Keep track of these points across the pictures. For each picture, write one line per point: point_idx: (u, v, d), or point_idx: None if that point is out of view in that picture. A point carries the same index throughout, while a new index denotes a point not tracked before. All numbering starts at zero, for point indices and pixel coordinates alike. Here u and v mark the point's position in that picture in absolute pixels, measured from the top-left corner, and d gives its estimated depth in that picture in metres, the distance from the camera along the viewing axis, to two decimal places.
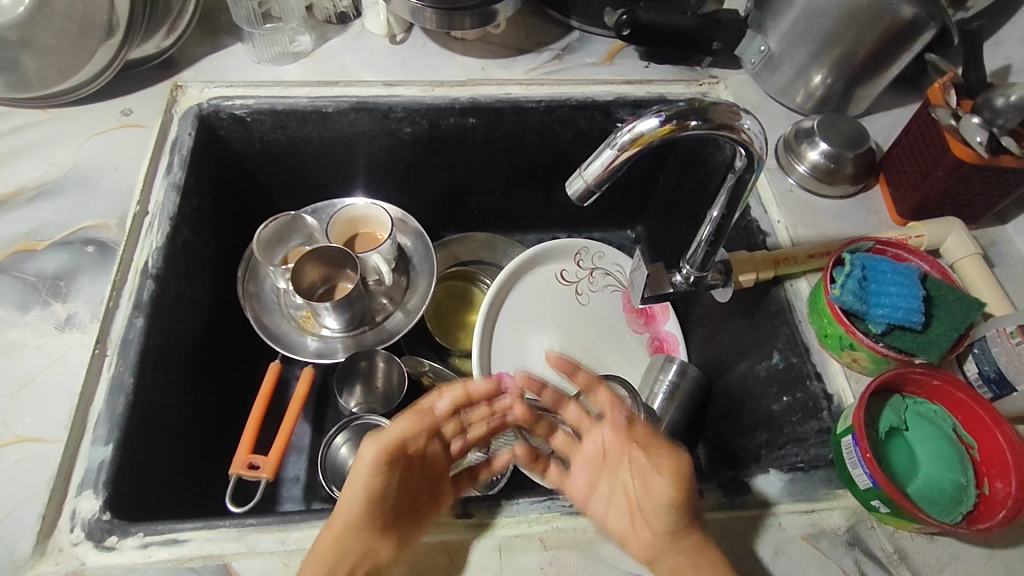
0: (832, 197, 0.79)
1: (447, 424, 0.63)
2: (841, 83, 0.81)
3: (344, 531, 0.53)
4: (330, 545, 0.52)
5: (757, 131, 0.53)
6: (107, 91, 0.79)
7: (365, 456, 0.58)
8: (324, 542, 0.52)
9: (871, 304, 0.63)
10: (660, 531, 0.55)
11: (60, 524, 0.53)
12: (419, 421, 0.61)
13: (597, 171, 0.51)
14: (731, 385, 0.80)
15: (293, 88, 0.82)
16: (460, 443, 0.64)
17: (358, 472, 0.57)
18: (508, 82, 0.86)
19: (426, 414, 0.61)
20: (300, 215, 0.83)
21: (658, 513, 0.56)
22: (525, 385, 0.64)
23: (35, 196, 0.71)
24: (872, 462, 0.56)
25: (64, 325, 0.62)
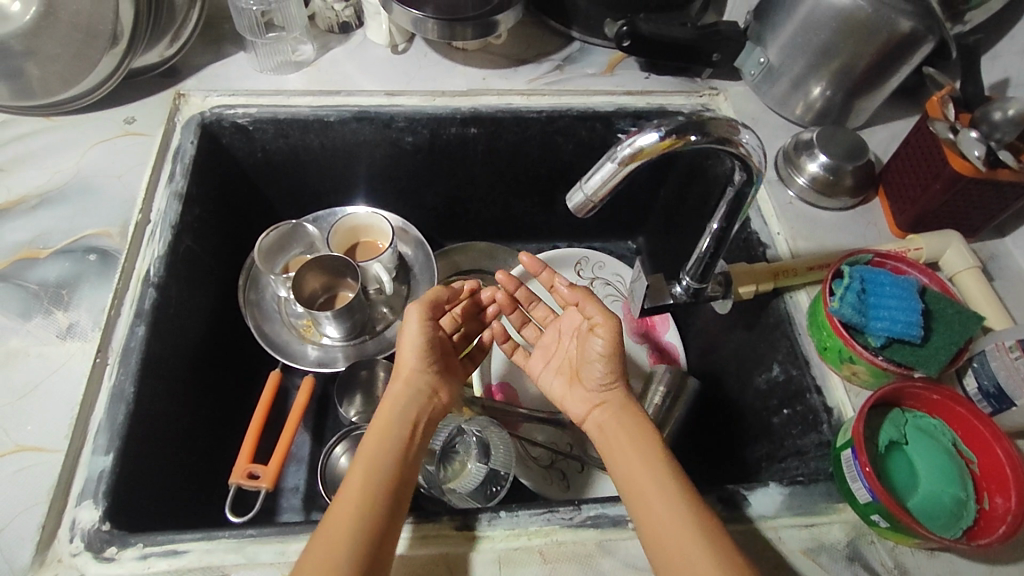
0: (832, 210, 0.79)
1: (455, 307, 0.75)
2: (840, 96, 0.81)
3: (408, 393, 0.66)
4: (392, 415, 0.63)
5: (755, 145, 0.53)
6: (110, 99, 0.80)
7: (409, 319, 0.68)
8: (387, 409, 0.64)
9: (870, 316, 0.63)
10: (595, 401, 0.67)
11: (60, 533, 0.53)
12: (436, 297, 0.71)
13: (598, 184, 0.52)
14: (731, 397, 0.81)
15: (295, 98, 0.82)
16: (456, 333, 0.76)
17: (408, 331, 0.68)
18: (509, 93, 0.86)
19: (439, 292, 0.71)
20: (301, 223, 0.84)
21: (592, 369, 0.67)
22: (504, 283, 0.78)
23: (38, 204, 0.71)
24: (873, 476, 0.56)
25: (66, 334, 0.62)
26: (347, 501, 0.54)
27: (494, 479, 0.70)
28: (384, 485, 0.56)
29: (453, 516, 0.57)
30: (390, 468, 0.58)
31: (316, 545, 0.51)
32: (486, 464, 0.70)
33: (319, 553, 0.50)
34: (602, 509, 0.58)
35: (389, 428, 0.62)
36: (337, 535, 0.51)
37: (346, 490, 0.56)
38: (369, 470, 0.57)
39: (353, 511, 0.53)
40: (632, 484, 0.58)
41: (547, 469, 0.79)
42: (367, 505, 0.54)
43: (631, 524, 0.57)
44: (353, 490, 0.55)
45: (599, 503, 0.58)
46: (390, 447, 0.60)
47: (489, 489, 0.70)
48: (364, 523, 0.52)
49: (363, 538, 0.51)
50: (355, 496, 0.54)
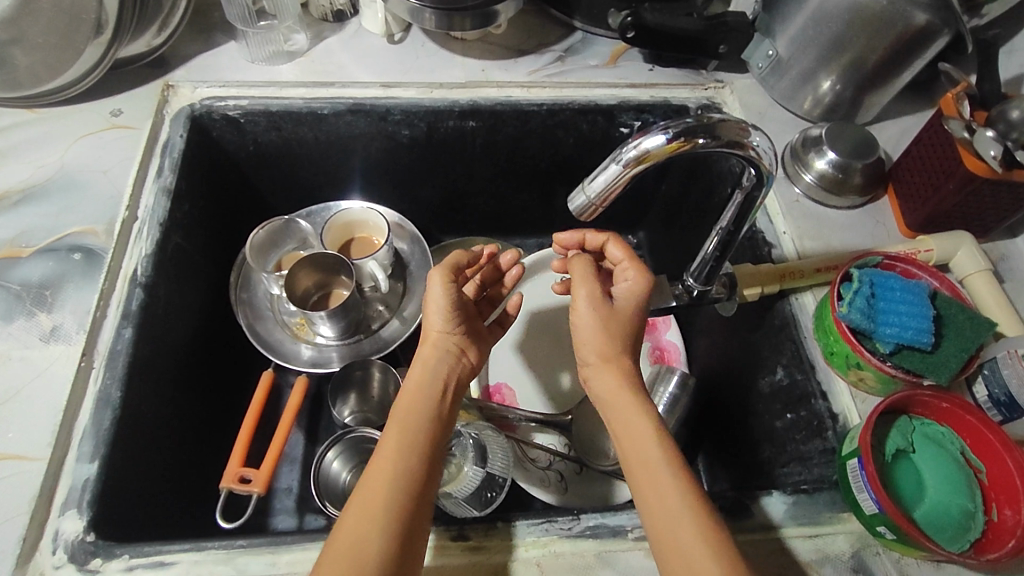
0: (840, 208, 0.77)
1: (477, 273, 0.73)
2: (850, 91, 0.79)
3: (435, 355, 0.62)
4: (422, 378, 0.60)
5: (766, 147, 0.51)
6: (95, 90, 0.77)
7: (433, 283, 0.64)
8: (417, 372, 0.61)
9: (879, 322, 0.61)
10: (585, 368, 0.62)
11: (43, 545, 0.51)
12: (454, 260, 0.67)
13: (601, 187, 0.50)
14: (733, 399, 0.79)
15: (288, 89, 0.80)
16: (477, 296, 0.73)
17: (433, 291, 0.64)
18: (509, 85, 0.84)
19: (453, 256, 0.67)
20: (294, 218, 0.81)
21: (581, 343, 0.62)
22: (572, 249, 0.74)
23: (20, 200, 0.69)
24: (879, 487, 0.54)
25: (49, 336, 0.60)
26: (377, 476, 0.53)
27: (490, 484, 0.68)
28: (416, 461, 0.54)
29: (448, 526, 0.55)
30: (422, 438, 0.56)
31: (348, 523, 0.50)
32: (482, 469, 0.69)
33: (352, 533, 0.49)
34: (602, 520, 0.57)
35: (420, 394, 0.59)
36: (367, 511, 0.50)
37: (376, 464, 0.54)
38: (402, 440, 0.55)
39: (383, 489, 0.52)
40: (620, 430, 0.56)
41: (545, 471, 0.77)
42: (398, 481, 0.52)
43: (630, 535, 0.56)
44: (383, 464, 0.53)
45: (598, 513, 0.57)
46: (421, 414, 0.58)
47: (485, 495, 0.68)
48: (395, 501, 0.51)
49: (395, 518, 0.50)
50: (388, 471, 0.53)
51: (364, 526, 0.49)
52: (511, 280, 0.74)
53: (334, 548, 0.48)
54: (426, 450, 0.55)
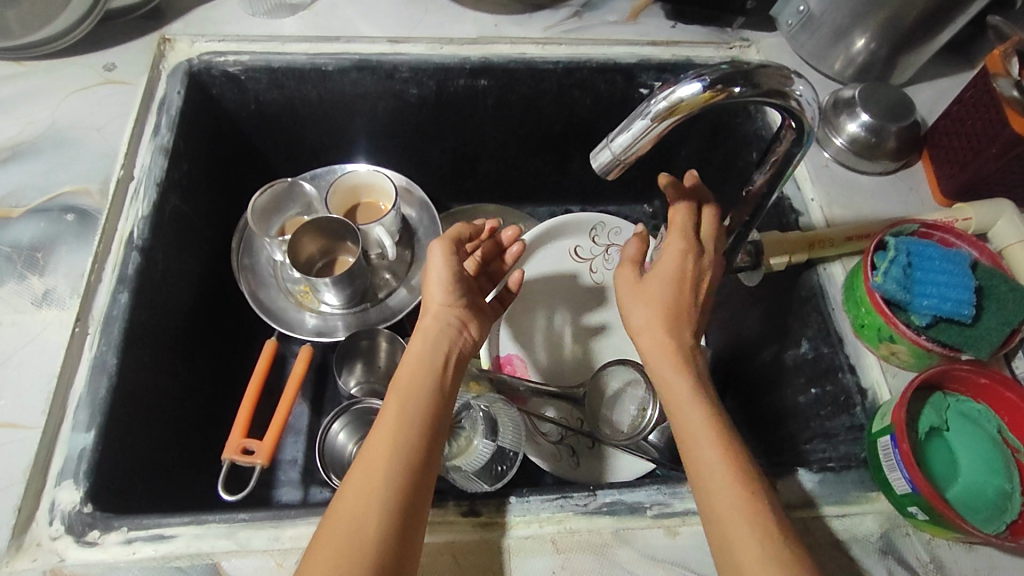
0: (871, 174, 0.73)
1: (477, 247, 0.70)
2: (886, 49, 0.74)
3: (439, 328, 0.60)
4: (422, 352, 0.57)
5: (810, 97, 0.47)
6: (87, 42, 0.73)
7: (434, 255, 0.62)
8: (418, 344, 0.58)
9: (915, 293, 0.58)
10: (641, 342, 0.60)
11: (39, 516, 0.49)
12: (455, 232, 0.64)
13: (626, 144, 0.46)
14: (753, 374, 0.76)
15: (290, 44, 0.75)
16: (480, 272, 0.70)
17: (436, 260, 0.61)
18: (523, 41, 0.79)
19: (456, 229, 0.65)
20: (297, 181, 0.79)
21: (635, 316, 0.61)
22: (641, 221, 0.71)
23: (10, 158, 0.66)
24: (912, 464, 0.52)
25: (41, 301, 0.58)
26: (375, 453, 0.50)
27: (500, 458, 0.66)
28: (416, 439, 0.51)
29: (458, 501, 0.53)
30: (421, 413, 0.53)
31: (344, 504, 0.47)
32: (493, 442, 0.67)
33: (349, 514, 0.47)
34: (619, 496, 0.54)
35: (422, 366, 0.56)
36: (364, 491, 0.48)
37: (375, 441, 0.51)
38: (403, 410, 0.53)
39: (381, 467, 0.49)
40: (667, 393, 0.56)
41: (556, 446, 0.76)
42: (396, 458, 0.50)
43: (649, 512, 0.53)
44: (382, 441, 0.51)
45: (616, 489, 0.55)
46: (421, 388, 0.55)
47: (496, 468, 0.66)
48: (393, 481, 0.48)
49: (393, 499, 0.48)
50: (386, 449, 0.50)
51: (361, 507, 0.47)
52: (511, 258, 0.72)
53: (331, 530, 0.46)
54: (425, 427, 0.52)
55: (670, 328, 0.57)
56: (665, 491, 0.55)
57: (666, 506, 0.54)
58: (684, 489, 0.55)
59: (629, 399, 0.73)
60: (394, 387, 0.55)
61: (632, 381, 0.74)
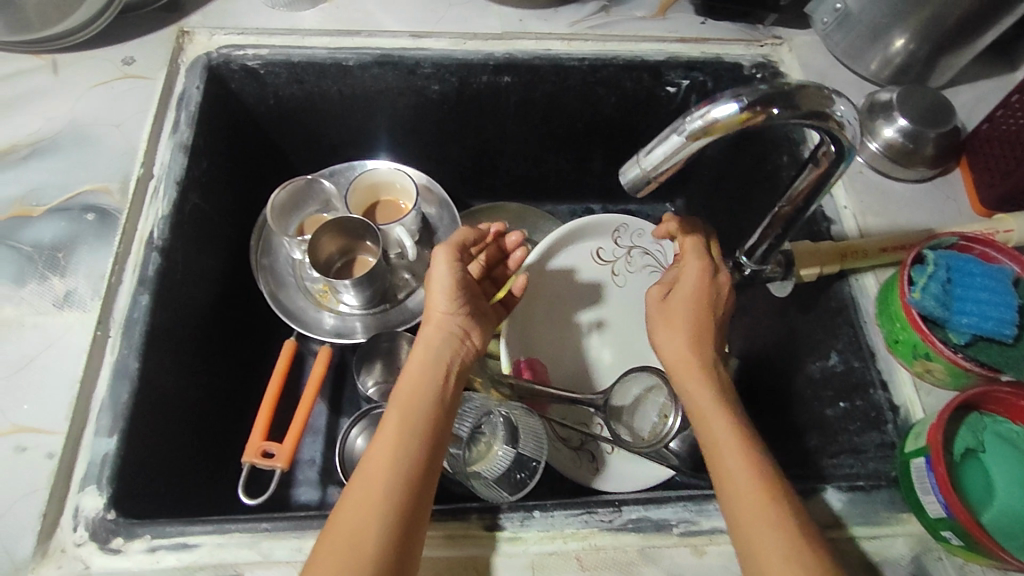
0: (907, 181, 0.70)
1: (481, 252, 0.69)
2: (926, 51, 0.71)
3: (442, 338, 0.59)
4: (423, 363, 0.57)
5: (851, 117, 0.45)
6: (105, 35, 0.72)
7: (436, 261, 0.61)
8: (420, 355, 0.58)
9: (954, 310, 0.56)
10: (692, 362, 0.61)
11: (63, 522, 0.49)
12: (460, 236, 0.62)
13: (659, 160, 0.44)
14: (777, 383, 0.75)
15: (310, 38, 0.74)
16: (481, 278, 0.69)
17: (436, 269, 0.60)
18: (548, 37, 0.77)
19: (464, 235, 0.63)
20: (317, 179, 0.77)
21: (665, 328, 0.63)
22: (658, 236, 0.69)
23: (29, 155, 0.65)
24: (948, 488, 0.50)
25: (62, 302, 0.57)
26: (375, 464, 0.50)
27: (520, 466, 0.65)
28: (416, 450, 0.51)
29: (482, 515, 0.52)
30: (420, 425, 0.53)
31: (344, 514, 0.47)
32: (513, 450, 0.66)
33: (348, 524, 0.46)
34: (644, 512, 0.53)
35: (425, 373, 0.57)
36: (363, 502, 0.47)
37: (375, 453, 0.51)
38: (406, 416, 0.53)
39: (380, 478, 0.49)
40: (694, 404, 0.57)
41: (576, 452, 0.75)
42: (399, 463, 0.50)
43: (675, 530, 0.53)
44: (381, 453, 0.50)
45: (641, 505, 0.54)
46: (422, 399, 0.54)
47: (515, 477, 0.65)
48: (392, 491, 0.48)
49: (391, 509, 0.47)
50: (385, 460, 0.50)
51: (361, 517, 0.47)
52: (515, 264, 0.70)
53: (329, 542, 0.46)
54: (423, 438, 0.52)
55: (694, 345, 0.60)
56: (691, 507, 0.54)
57: (692, 523, 0.53)
58: (711, 505, 0.54)
59: (650, 405, 0.73)
60: (394, 399, 0.55)
61: (653, 387, 0.73)
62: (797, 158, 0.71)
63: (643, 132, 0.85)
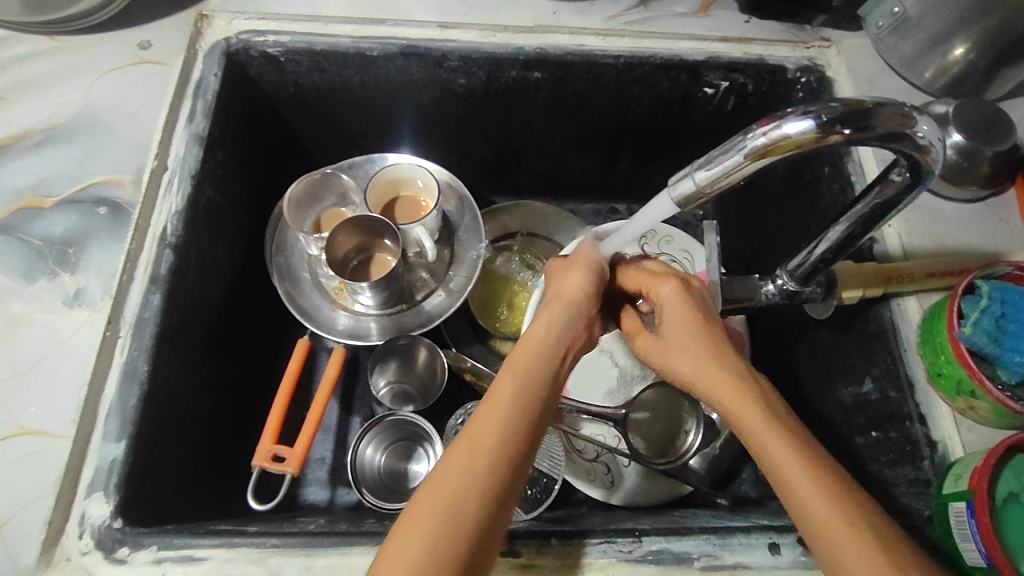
0: (956, 201, 0.67)
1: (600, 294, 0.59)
2: (987, 61, 0.66)
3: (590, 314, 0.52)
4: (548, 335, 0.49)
5: (933, 138, 0.41)
6: (121, 17, 0.69)
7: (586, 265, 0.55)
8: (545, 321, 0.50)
9: (1005, 347, 0.53)
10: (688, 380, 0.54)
11: (69, 528, 0.48)
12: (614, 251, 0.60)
13: (713, 177, 0.42)
14: (806, 403, 0.72)
15: (333, 25, 0.70)
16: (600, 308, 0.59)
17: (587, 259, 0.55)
18: (583, 31, 0.73)
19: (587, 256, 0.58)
20: (335, 173, 0.75)
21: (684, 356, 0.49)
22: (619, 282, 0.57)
23: (42, 142, 0.63)
24: (992, 540, 0.48)
25: (73, 300, 0.56)
26: (469, 445, 0.44)
27: None
28: (514, 440, 0.44)
29: (497, 539, 0.50)
30: (528, 402, 0.46)
31: (423, 498, 0.42)
32: None
33: (428, 519, 0.41)
34: (666, 545, 0.51)
35: (542, 350, 0.48)
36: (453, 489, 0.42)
37: (473, 428, 0.45)
38: (515, 400, 0.46)
39: (471, 464, 0.43)
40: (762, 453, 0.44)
41: (591, 464, 0.71)
42: (493, 456, 0.43)
43: (696, 564, 0.50)
44: (480, 437, 0.44)
45: (662, 536, 0.52)
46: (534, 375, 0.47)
47: (527, 492, 0.64)
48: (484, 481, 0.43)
49: (477, 505, 0.42)
50: (487, 441, 0.44)
51: (440, 507, 0.41)
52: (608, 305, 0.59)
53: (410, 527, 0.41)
54: (526, 420, 0.45)
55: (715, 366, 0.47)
56: (714, 541, 0.51)
57: (715, 558, 0.51)
58: (735, 540, 0.51)
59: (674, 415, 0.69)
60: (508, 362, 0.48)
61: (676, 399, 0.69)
62: (839, 170, 0.66)
63: (676, 134, 0.81)
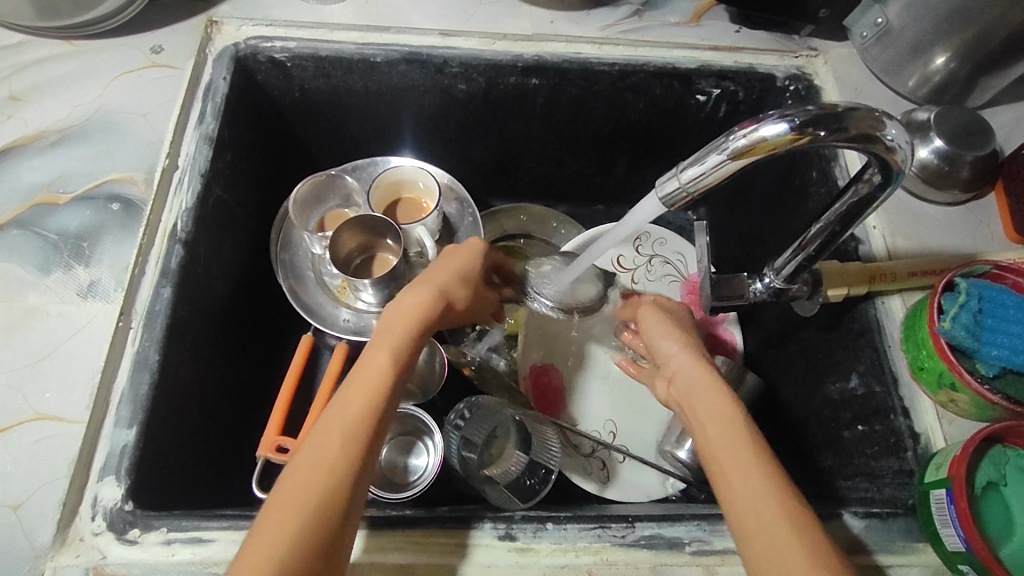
0: (937, 204, 0.69)
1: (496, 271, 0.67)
2: (966, 70, 0.69)
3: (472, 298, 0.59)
4: (414, 305, 0.54)
5: (902, 140, 0.43)
6: (134, 23, 0.72)
7: (473, 249, 0.61)
8: (419, 299, 0.54)
9: (983, 341, 0.55)
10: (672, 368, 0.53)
11: (82, 511, 0.49)
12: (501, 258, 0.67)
13: (696, 176, 0.44)
14: (796, 400, 0.74)
15: (339, 32, 0.73)
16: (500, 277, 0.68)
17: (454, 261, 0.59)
18: (579, 40, 0.76)
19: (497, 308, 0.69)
20: (340, 175, 0.78)
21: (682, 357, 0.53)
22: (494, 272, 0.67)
23: (57, 141, 0.65)
24: (970, 525, 0.50)
25: (86, 292, 0.58)
26: (342, 417, 0.47)
27: (532, 472, 0.65)
28: (373, 408, 0.47)
29: (495, 524, 0.52)
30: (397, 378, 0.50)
31: (296, 478, 0.44)
32: (526, 456, 0.66)
33: (296, 491, 0.43)
34: (658, 530, 0.53)
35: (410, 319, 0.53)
36: (331, 468, 0.44)
37: (343, 400, 0.48)
38: (379, 365, 0.50)
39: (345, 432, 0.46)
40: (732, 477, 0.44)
41: (588, 459, 0.73)
42: (356, 429, 0.46)
43: (688, 549, 0.52)
44: (346, 408, 0.47)
45: (655, 522, 0.53)
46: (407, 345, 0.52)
47: (526, 484, 0.65)
48: (354, 454, 0.45)
49: (338, 478, 0.44)
50: (354, 414, 0.47)
51: (312, 489, 0.43)
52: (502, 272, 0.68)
53: (280, 502, 0.43)
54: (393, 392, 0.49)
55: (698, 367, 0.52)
56: (705, 527, 0.53)
57: (706, 543, 0.53)
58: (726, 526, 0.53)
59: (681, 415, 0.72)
60: (379, 339, 0.52)
61: None
62: (826, 174, 0.69)
63: (669, 140, 0.84)
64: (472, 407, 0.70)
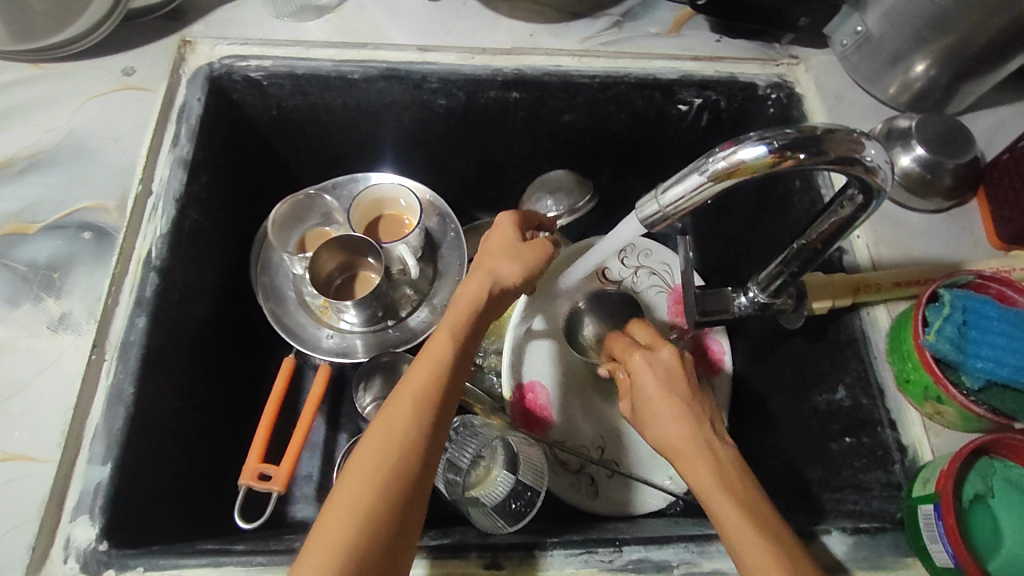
0: (921, 212, 0.69)
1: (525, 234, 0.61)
2: (947, 77, 0.69)
3: (522, 272, 0.57)
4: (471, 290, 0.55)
5: (882, 160, 0.43)
6: (105, 45, 0.70)
7: (503, 225, 0.59)
8: (471, 285, 0.56)
9: (968, 353, 0.55)
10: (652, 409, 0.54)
11: (54, 553, 0.48)
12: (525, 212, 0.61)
13: (676, 198, 0.44)
14: (784, 411, 0.74)
15: (314, 49, 0.72)
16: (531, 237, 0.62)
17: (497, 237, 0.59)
18: (559, 52, 0.75)
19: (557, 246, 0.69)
20: (319, 194, 0.76)
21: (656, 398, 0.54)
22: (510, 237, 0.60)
23: (25, 169, 0.64)
24: (958, 541, 0.50)
25: (58, 325, 0.56)
26: (408, 393, 0.50)
27: (517, 494, 0.64)
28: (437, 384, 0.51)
29: (481, 553, 0.51)
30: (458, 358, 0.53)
31: (369, 449, 0.48)
32: (513, 477, 0.65)
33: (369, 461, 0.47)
34: (646, 553, 0.52)
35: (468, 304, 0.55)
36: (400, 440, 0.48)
37: (410, 378, 0.51)
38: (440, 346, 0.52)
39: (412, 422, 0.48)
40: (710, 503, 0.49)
41: (576, 476, 0.72)
42: (424, 404, 0.49)
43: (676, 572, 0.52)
44: (412, 384, 0.50)
45: (643, 545, 0.53)
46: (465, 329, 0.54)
47: (512, 506, 0.63)
48: (421, 426, 0.49)
49: (409, 449, 0.48)
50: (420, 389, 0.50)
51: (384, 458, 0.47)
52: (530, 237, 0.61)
53: (356, 471, 0.46)
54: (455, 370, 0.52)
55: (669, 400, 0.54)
56: (694, 549, 0.53)
57: (694, 566, 0.52)
58: (713, 547, 0.53)
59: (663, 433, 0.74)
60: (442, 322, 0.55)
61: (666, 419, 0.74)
62: (809, 184, 0.68)
63: (652, 150, 0.83)
64: (458, 427, 0.70)
